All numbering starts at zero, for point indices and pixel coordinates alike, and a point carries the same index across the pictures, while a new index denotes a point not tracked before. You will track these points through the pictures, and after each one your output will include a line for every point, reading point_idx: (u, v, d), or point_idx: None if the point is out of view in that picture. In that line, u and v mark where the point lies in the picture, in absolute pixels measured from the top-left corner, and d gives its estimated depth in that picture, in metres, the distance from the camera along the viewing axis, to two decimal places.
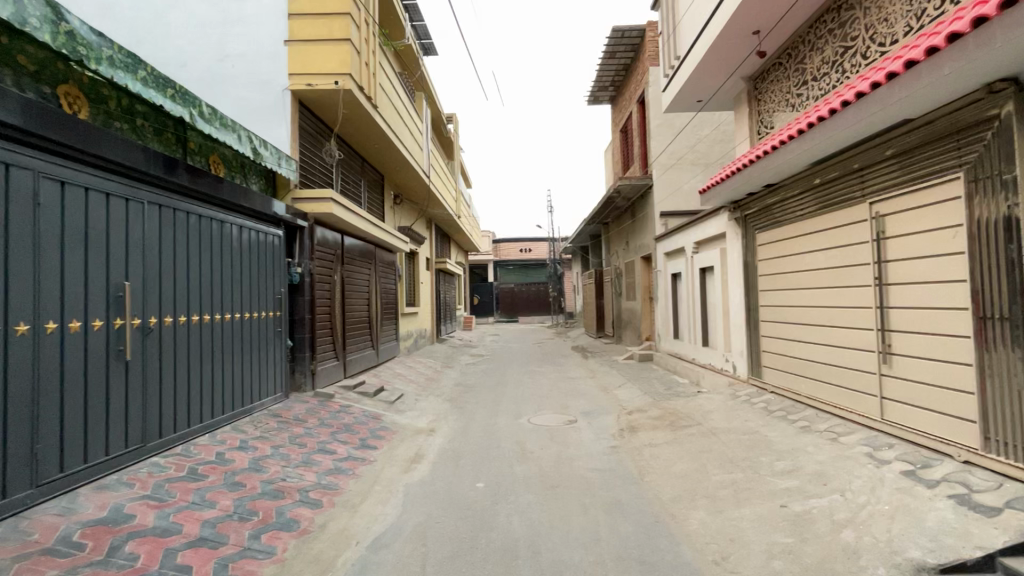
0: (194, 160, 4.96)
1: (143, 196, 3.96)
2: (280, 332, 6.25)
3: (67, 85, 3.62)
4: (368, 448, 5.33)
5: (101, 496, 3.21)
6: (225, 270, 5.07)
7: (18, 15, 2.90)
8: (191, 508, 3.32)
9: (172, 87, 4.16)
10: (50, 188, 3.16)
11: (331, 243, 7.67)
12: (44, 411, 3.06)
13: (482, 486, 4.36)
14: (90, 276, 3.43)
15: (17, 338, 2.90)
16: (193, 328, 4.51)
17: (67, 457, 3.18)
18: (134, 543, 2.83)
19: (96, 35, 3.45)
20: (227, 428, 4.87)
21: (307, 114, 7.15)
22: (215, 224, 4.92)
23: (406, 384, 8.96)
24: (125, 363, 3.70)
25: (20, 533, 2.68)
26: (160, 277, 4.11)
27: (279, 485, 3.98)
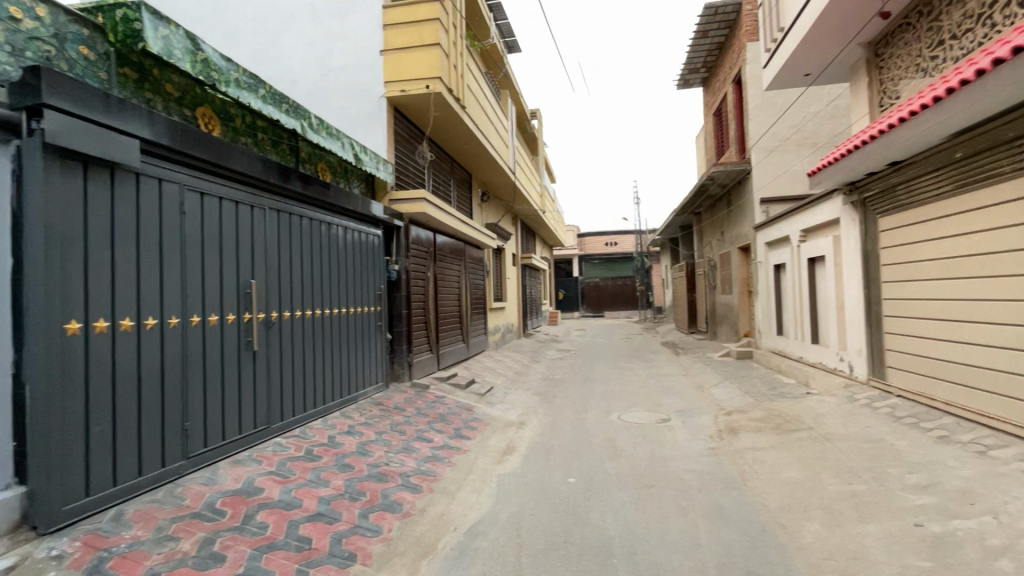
0: (305, 168, 5.41)
1: (265, 203, 4.40)
2: (380, 326, 6.65)
3: (203, 107, 4.10)
4: (463, 438, 5.52)
5: (237, 470, 3.62)
6: (334, 269, 5.50)
7: (166, 50, 3.32)
8: (309, 485, 3.66)
9: (287, 102, 4.56)
10: (192, 198, 3.61)
11: (424, 242, 8.03)
12: (191, 393, 3.51)
13: (574, 481, 4.33)
14: (224, 276, 3.88)
15: (170, 330, 3.36)
16: (308, 322, 4.95)
17: (209, 434, 3.63)
18: (264, 513, 3.17)
19: (225, 61, 3.87)
20: (337, 414, 5.29)
21: (401, 119, 7.52)
22: (324, 227, 5.36)
23: (495, 377, 9.16)
24: (253, 353, 4.15)
25: (176, 498, 3.11)
26: (280, 276, 4.55)
27: (383, 469, 4.25)
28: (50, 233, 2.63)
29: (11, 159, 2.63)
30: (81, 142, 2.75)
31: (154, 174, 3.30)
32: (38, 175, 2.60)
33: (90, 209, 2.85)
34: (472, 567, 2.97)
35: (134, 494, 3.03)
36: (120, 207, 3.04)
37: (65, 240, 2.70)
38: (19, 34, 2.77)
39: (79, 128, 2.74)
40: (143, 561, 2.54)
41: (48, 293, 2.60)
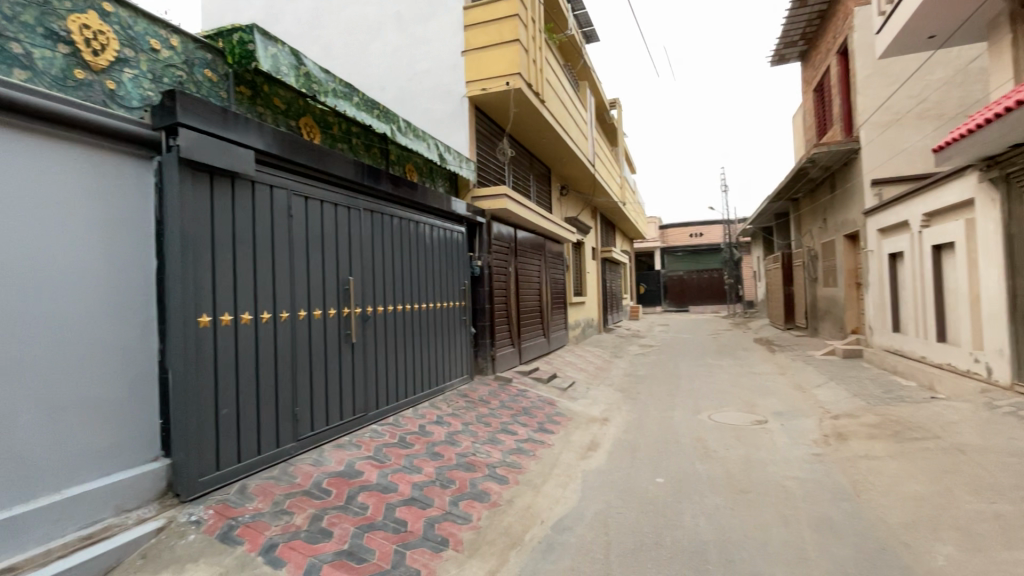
0: (395, 169, 5.68)
1: (360, 204, 4.69)
2: (465, 320, 6.85)
3: (306, 117, 4.43)
4: (546, 432, 5.54)
5: (339, 453, 3.91)
6: (422, 265, 5.74)
7: (274, 67, 3.63)
8: (403, 471, 3.86)
9: (377, 108, 4.82)
10: (299, 202, 3.93)
11: (506, 238, 8.14)
12: (300, 380, 3.83)
13: (662, 482, 4.18)
14: (326, 273, 4.18)
15: (281, 323, 3.69)
16: (399, 316, 5.21)
17: (315, 418, 3.95)
18: (364, 494, 3.39)
19: (324, 73, 4.15)
20: (426, 404, 5.53)
21: (482, 117, 7.63)
22: (412, 225, 5.61)
23: (577, 372, 9.10)
24: (352, 345, 4.44)
25: (289, 476, 3.43)
26: (373, 273, 4.83)
27: (471, 459, 4.37)
28: (185, 237, 2.98)
29: (154, 173, 3.01)
30: (208, 155, 3.08)
31: (267, 181, 3.63)
32: (174, 186, 2.96)
33: (216, 215, 3.20)
34: (561, 561, 2.96)
35: (255, 471, 3.37)
36: (240, 213, 3.38)
37: (196, 242, 3.05)
38: (158, 63, 3.15)
39: (207, 142, 3.07)
40: (263, 531, 2.82)
41: (185, 290, 2.96)
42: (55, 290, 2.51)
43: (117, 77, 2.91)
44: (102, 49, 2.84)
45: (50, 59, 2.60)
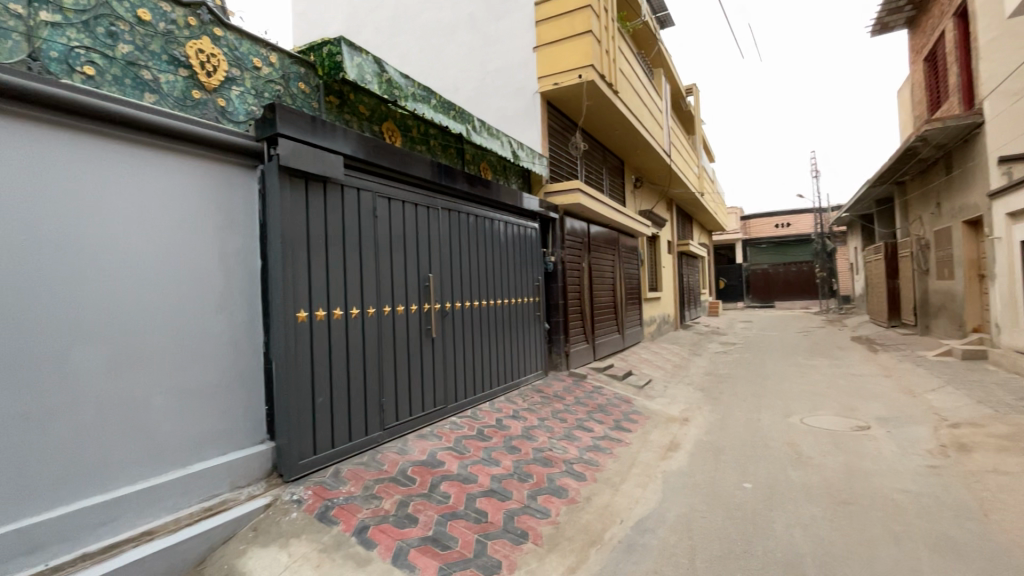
0: (470, 168, 5.80)
1: (438, 204, 4.84)
2: (539, 315, 6.87)
3: (388, 122, 4.63)
4: (623, 430, 5.42)
5: (422, 443, 4.08)
6: (497, 262, 5.83)
7: (360, 75, 3.82)
8: (483, 463, 3.95)
9: (453, 108, 4.94)
10: (382, 203, 4.13)
11: (578, 232, 8.04)
12: (386, 373, 4.04)
13: (750, 487, 3.95)
14: (407, 271, 4.36)
15: (369, 318, 3.90)
16: (475, 311, 5.33)
17: (399, 409, 4.14)
18: (447, 484, 3.51)
19: (404, 78, 4.31)
20: (502, 399, 5.61)
21: (554, 112, 7.58)
22: (487, 222, 5.70)
23: (654, 370, 8.82)
24: (432, 339, 4.60)
25: (377, 463, 3.63)
26: (452, 269, 4.97)
27: (548, 454, 4.37)
28: (284, 238, 3.23)
29: (258, 180, 3.30)
30: (304, 163, 3.30)
31: (355, 185, 3.85)
32: (275, 191, 3.21)
33: (311, 217, 3.44)
34: (642, 563, 2.89)
35: (347, 457, 3.60)
36: (331, 214, 3.60)
37: (294, 243, 3.30)
38: (259, 79, 3.44)
39: (303, 150, 3.30)
40: (356, 513, 3.00)
41: (285, 288, 3.21)
42: (179, 287, 2.83)
43: (227, 95, 3.21)
44: (214, 70, 3.15)
45: (173, 83, 2.91)
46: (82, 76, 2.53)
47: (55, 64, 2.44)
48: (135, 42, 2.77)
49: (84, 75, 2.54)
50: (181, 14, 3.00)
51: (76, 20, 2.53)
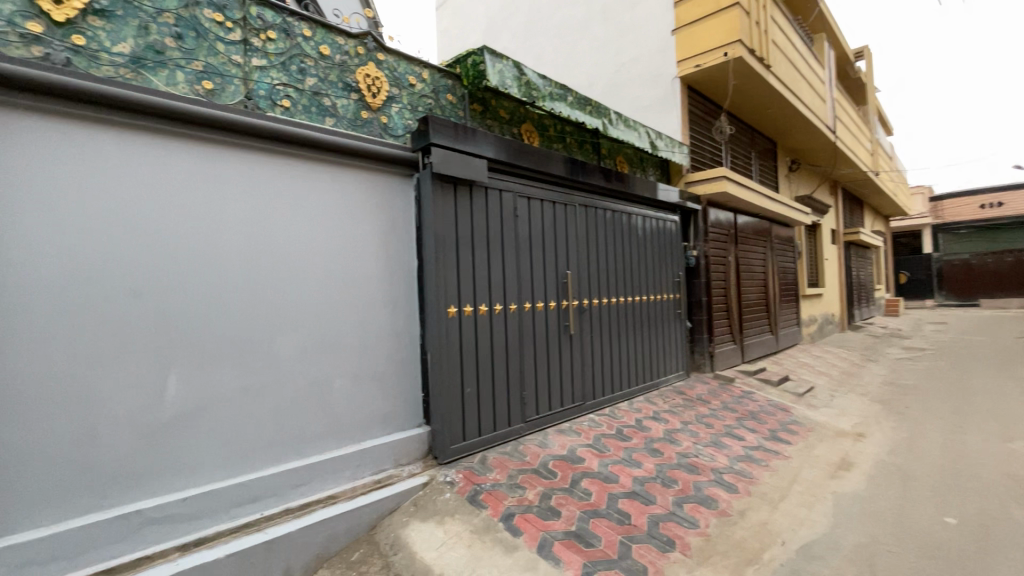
0: (606, 162, 5.69)
1: (576, 201, 4.84)
2: (680, 313, 6.50)
3: (527, 123, 4.73)
4: (782, 441, 4.87)
5: (562, 438, 4.12)
6: (635, 258, 5.64)
7: (501, 81, 3.97)
8: (623, 463, 3.85)
9: (590, 103, 4.89)
10: (523, 203, 4.25)
11: (724, 224, 7.44)
12: (527, 367, 4.15)
13: (955, 523, 3.27)
14: (547, 269, 4.43)
15: (510, 315, 4.04)
16: (613, 308, 5.22)
17: (539, 403, 4.24)
18: (588, 481, 3.50)
19: (542, 78, 4.37)
20: (642, 398, 5.43)
21: (695, 97, 7.09)
22: (625, 217, 5.55)
23: (816, 376, 7.80)
24: (570, 336, 4.62)
25: (520, 454, 3.75)
26: (589, 267, 4.94)
27: (694, 461, 4.09)
28: (437, 239, 3.49)
29: (414, 188, 3.63)
30: (453, 168, 3.54)
31: (498, 187, 4.03)
32: (429, 197, 3.49)
33: (459, 218, 3.67)
34: None
35: (491, 445, 3.78)
36: (477, 216, 3.81)
37: (445, 244, 3.56)
38: (414, 95, 3.77)
39: (452, 157, 3.53)
40: (502, 500, 3.14)
41: (438, 285, 3.47)
42: (352, 285, 3.22)
43: (388, 113, 3.58)
44: (378, 91, 3.53)
45: (346, 106, 3.33)
46: (280, 108, 3.01)
47: (263, 101, 2.94)
48: (318, 75, 3.22)
49: (283, 107, 3.02)
50: (353, 46, 3.42)
51: (276, 62, 3.01)
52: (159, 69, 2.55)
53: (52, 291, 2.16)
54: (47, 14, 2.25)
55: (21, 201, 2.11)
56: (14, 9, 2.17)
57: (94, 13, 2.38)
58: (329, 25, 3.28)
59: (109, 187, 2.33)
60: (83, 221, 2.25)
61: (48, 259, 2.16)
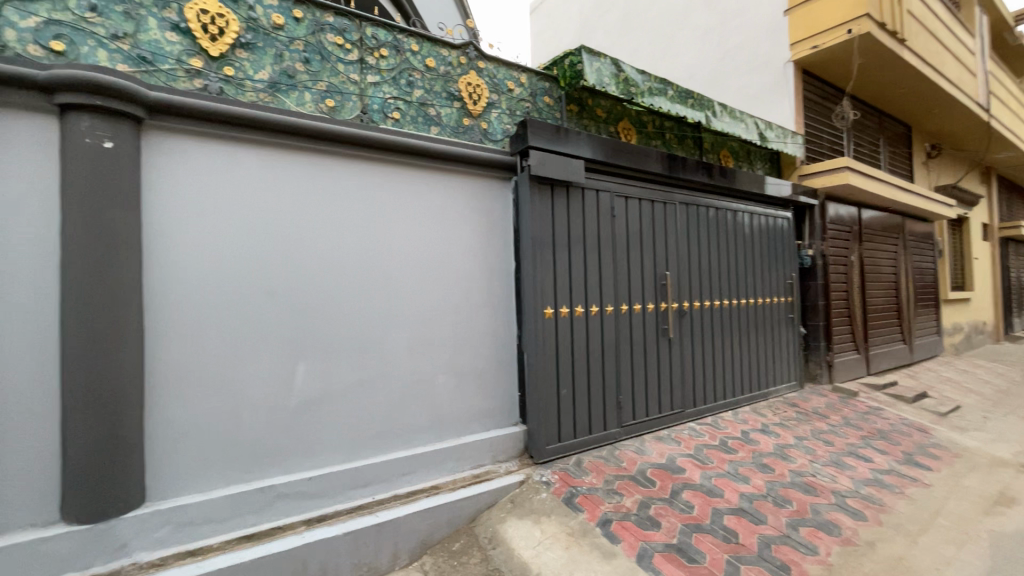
0: (708, 158, 5.39)
1: (676, 199, 4.62)
2: (792, 318, 5.96)
3: (624, 121, 4.59)
4: (920, 466, 4.27)
5: (660, 446, 3.96)
6: (741, 258, 5.28)
7: (599, 80, 3.90)
8: (729, 477, 3.61)
9: (692, 96, 4.65)
10: (620, 203, 4.15)
11: (846, 220, 6.70)
12: (622, 370, 4.05)
13: None
14: (645, 269, 4.29)
15: (607, 316, 3.97)
16: (716, 311, 4.91)
17: (636, 408, 4.12)
18: (689, 493, 3.33)
19: (640, 74, 4.24)
20: (748, 409, 5.06)
21: (812, 81, 6.45)
22: (730, 215, 5.21)
23: (964, 394, 6.74)
24: (669, 339, 4.43)
25: (616, 459, 3.67)
26: (690, 267, 4.70)
27: (810, 480, 3.73)
28: (534, 241, 3.52)
29: (512, 191, 3.70)
30: (550, 170, 3.54)
31: (595, 187, 3.97)
32: (527, 199, 3.53)
33: (556, 219, 3.67)
34: None
35: (586, 448, 3.74)
36: (573, 216, 3.78)
37: (543, 245, 3.58)
38: (513, 100, 3.85)
39: (550, 158, 3.54)
40: (598, 505, 3.09)
41: (535, 286, 3.50)
42: (454, 286, 3.36)
43: (488, 118, 3.69)
44: (479, 98, 3.64)
45: (450, 114, 3.48)
46: (391, 120, 3.22)
47: (376, 114, 3.16)
48: (424, 87, 3.40)
49: (393, 119, 3.22)
50: (455, 57, 3.57)
51: (388, 77, 3.23)
52: (291, 91, 2.85)
53: (207, 290, 2.50)
54: (205, 51, 2.60)
55: (185, 212, 2.47)
56: (181, 48, 2.54)
57: (240, 46, 2.71)
58: (434, 39, 3.45)
59: (250, 199, 2.63)
60: (231, 228, 2.58)
61: (205, 263, 2.50)
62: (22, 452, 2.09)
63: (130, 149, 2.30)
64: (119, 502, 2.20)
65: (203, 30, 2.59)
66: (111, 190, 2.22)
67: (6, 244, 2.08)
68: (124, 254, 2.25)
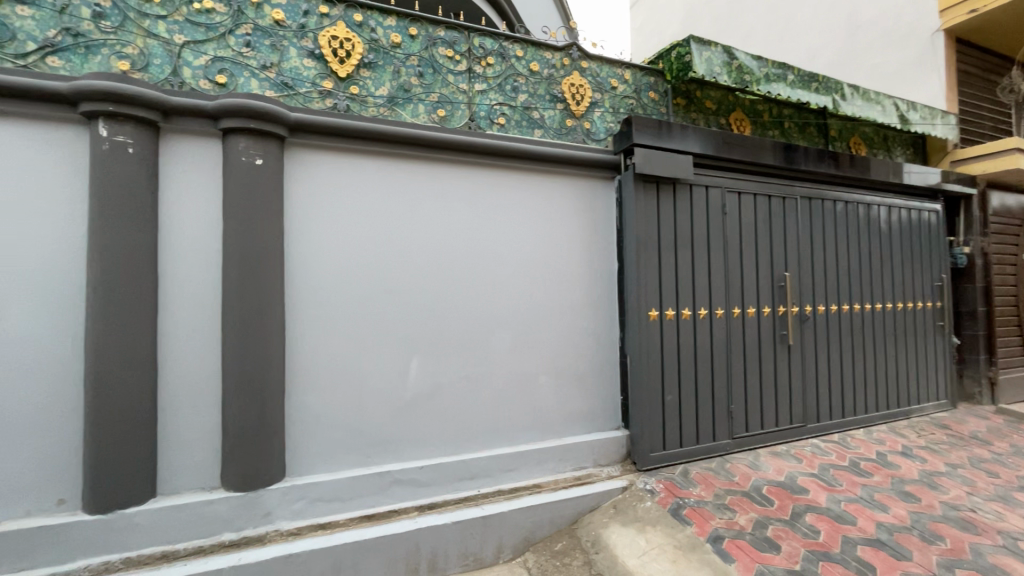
0: (835, 146, 4.86)
1: (797, 192, 4.22)
2: (943, 327, 5.15)
3: (737, 112, 4.29)
4: None
5: (778, 462, 3.65)
6: (877, 257, 4.69)
7: (708, 70, 3.68)
8: (862, 503, 3.21)
9: (816, 80, 4.21)
10: (733, 199, 3.89)
11: (1015, 211, 5.66)
12: (734, 377, 3.78)
13: None
14: (760, 270, 3.97)
15: (717, 320, 3.74)
16: (845, 317, 4.41)
17: (749, 420, 3.83)
18: (814, 516, 3.02)
19: (756, 60, 3.93)
20: (884, 428, 4.47)
21: (970, 50, 5.55)
22: (862, 208, 4.64)
23: None
24: (788, 347, 4.06)
25: (727, 472, 3.43)
26: (813, 267, 4.26)
27: (968, 515, 3.19)
28: (639, 240, 3.41)
29: (615, 190, 3.62)
30: (656, 167, 3.40)
31: (704, 182, 3.75)
32: (630, 198, 3.44)
33: (662, 218, 3.53)
34: None
35: (693, 459, 3.55)
36: (681, 214, 3.61)
37: (648, 245, 3.46)
38: (616, 97, 3.78)
39: (655, 155, 3.41)
40: (709, 520, 2.91)
41: (639, 287, 3.39)
42: (556, 287, 3.37)
43: (591, 118, 3.65)
44: (582, 98, 3.62)
45: (553, 116, 3.51)
46: (497, 125, 3.32)
47: (483, 120, 3.28)
48: (529, 90, 3.46)
49: (499, 124, 3.32)
50: (559, 58, 3.58)
51: (494, 84, 3.33)
52: (407, 104, 3.05)
53: (335, 289, 2.76)
54: (335, 73, 2.88)
55: (318, 219, 2.75)
56: (316, 72, 2.84)
57: (364, 66, 2.97)
58: (538, 43, 3.50)
59: (371, 206, 2.86)
60: (356, 233, 2.82)
61: (333, 265, 2.76)
62: (192, 426, 2.47)
63: (275, 165, 2.61)
64: (264, 475, 2.51)
65: (333, 54, 2.87)
66: (260, 202, 2.54)
67: (184, 249, 2.47)
68: (270, 257, 2.56)
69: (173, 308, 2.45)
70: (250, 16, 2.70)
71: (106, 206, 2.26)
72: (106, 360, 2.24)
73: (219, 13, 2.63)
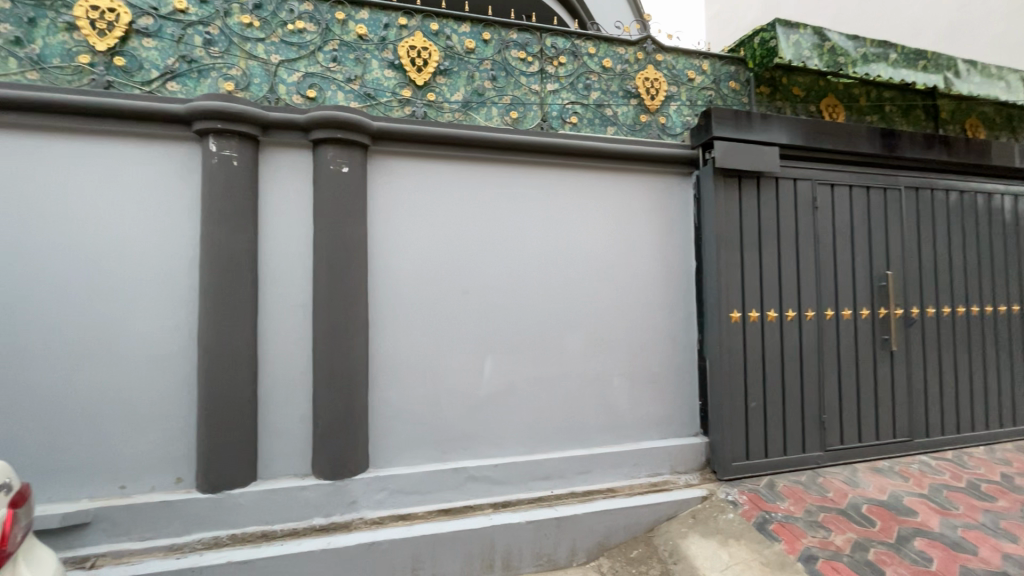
0: (947, 130, 4.35)
1: (900, 183, 3.83)
2: None
3: (828, 97, 3.96)
4: None
5: (879, 479, 3.32)
6: (1000, 253, 4.14)
7: (797, 54, 3.42)
8: (984, 530, 2.84)
9: (924, 57, 3.80)
10: (825, 192, 3.60)
11: None
12: (826, 384, 3.50)
13: None
14: (857, 269, 3.64)
15: (807, 322, 3.47)
16: (959, 319, 3.93)
17: (844, 431, 3.52)
18: (925, 542, 2.71)
19: (851, 40, 3.61)
20: (1010, 447, 3.93)
21: None
22: (981, 198, 4.12)
23: None
24: (890, 352, 3.68)
25: (819, 487, 3.17)
26: (921, 265, 3.84)
27: None
28: (719, 238, 3.25)
29: (693, 186, 3.47)
30: (738, 161, 3.22)
31: (792, 175, 3.50)
32: (710, 194, 3.28)
33: (744, 215, 3.34)
34: None
35: (781, 471, 3.32)
36: (765, 210, 3.40)
37: (728, 243, 3.28)
38: (694, 89, 3.62)
39: (737, 148, 3.22)
40: (799, 537, 2.71)
41: (719, 287, 3.22)
42: (630, 288, 3.29)
43: (667, 112, 3.53)
44: (657, 92, 3.51)
45: (626, 113, 3.43)
46: (570, 125, 3.30)
47: (555, 120, 3.27)
48: (601, 88, 3.40)
49: (571, 124, 3.30)
50: (632, 53, 3.49)
51: (566, 83, 3.31)
52: (480, 108, 3.11)
53: (414, 290, 2.87)
54: (413, 81, 2.99)
55: (398, 223, 2.87)
56: (395, 82, 2.97)
57: (440, 73, 3.06)
58: (611, 38, 3.43)
59: (446, 208, 2.94)
60: (432, 235, 2.91)
61: (411, 266, 2.87)
62: (287, 416, 2.67)
63: (360, 172, 2.76)
64: (350, 465, 2.66)
65: (411, 64, 2.99)
66: (346, 207, 2.69)
67: (280, 253, 2.68)
68: (355, 259, 2.70)
69: (272, 307, 2.66)
70: (336, 33, 2.88)
71: (216, 214, 2.50)
72: (216, 354, 2.47)
73: (310, 33, 2.83)
